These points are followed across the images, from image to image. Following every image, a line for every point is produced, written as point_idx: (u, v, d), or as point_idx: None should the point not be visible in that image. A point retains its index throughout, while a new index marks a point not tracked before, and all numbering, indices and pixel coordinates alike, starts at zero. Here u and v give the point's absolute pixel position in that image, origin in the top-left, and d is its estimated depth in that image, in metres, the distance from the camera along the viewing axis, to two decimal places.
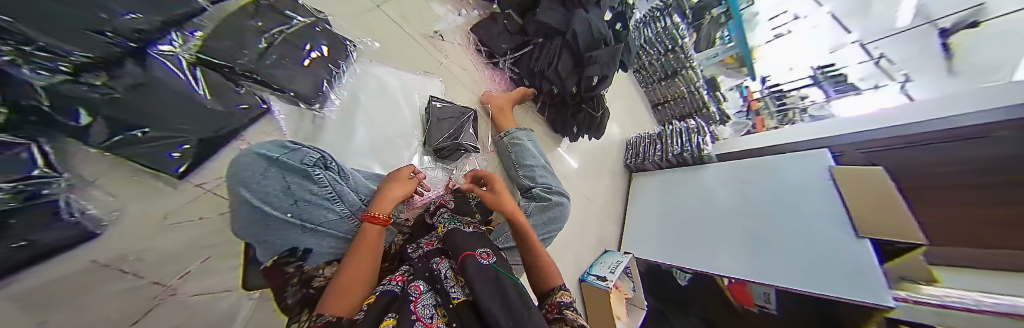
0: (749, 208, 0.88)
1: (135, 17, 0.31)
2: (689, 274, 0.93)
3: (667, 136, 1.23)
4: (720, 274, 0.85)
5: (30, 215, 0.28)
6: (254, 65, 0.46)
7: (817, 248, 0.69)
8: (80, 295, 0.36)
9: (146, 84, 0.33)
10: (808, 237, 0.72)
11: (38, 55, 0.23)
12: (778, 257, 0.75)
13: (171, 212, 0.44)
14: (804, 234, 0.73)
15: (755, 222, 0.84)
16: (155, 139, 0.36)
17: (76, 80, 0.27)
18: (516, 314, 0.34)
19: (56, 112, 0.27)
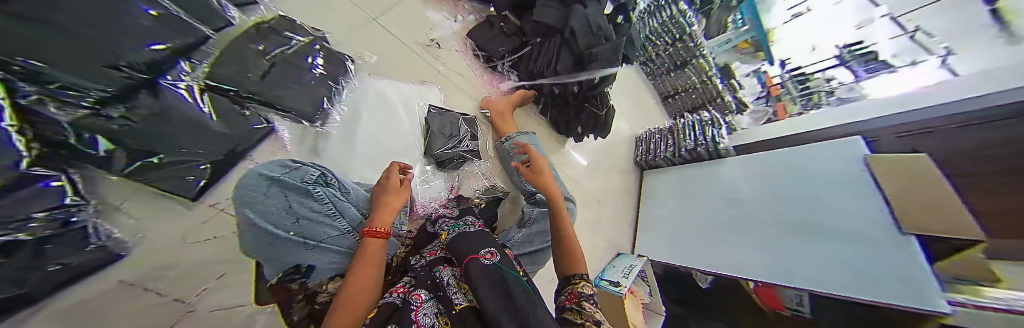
0: (779, 205, 0.81)
1: (161, 47, 0.34)
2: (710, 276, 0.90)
3: (681, 131, 1.18)
4: (744, 277, 0.79)
5: (60, 242, 0.30)
6: (256, 87, 0.48)
7: (857, 248, 0.61)
8: (106, 315, 0.37)
9: (158, 114, 0.36)
10: (847, 235, 0.64)
11: (64, 94, 0.26)
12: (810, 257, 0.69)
13: (190, 232, 0.45)
14: (843, 232, 0.65)
15: (786, 220, 0.78)
16: (169, 163, 0.39)
17: (96, 113, 0.30)
18: (522, 314, 0.32)
19: (81, 145, 0.29)
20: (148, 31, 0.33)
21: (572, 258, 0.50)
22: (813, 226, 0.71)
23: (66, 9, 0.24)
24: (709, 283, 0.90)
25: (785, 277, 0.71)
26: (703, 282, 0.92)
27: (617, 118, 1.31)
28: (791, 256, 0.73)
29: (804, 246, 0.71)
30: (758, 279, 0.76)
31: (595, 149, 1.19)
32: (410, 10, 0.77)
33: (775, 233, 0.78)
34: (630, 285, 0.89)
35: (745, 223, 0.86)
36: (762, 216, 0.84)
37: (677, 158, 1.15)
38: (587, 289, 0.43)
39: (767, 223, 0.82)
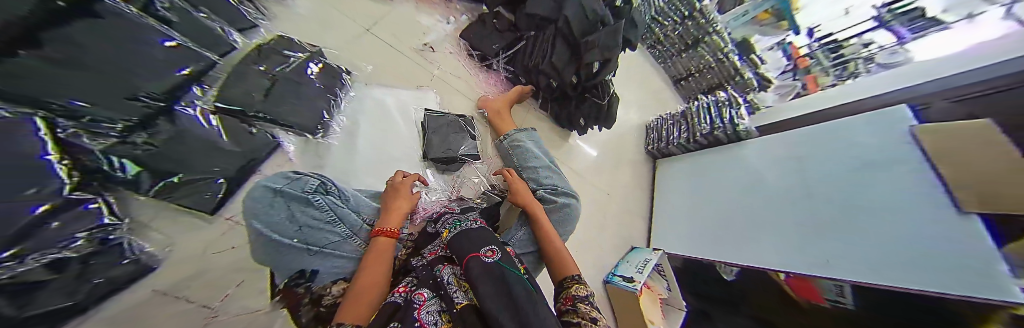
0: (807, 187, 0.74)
1: (185, 71, 0.42)
2: (735, 268, 0.81)
3: (692, 115, 1.11)
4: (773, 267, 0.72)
5: (103, 256, 0.35)
6: (260, 105, 0.51)
7: (896, 229, 0.54)
8: (144, 320, 0.41)
9: (175, 137, 0.41)
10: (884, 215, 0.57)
11: (95, 125, 0.32)
12: (840, 244, 0.62)
13: (211, 244, 0.49)
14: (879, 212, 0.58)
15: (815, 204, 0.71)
16: (191, 180, 0.43)
17: (123, 141, 0.35)
18: (523, 312, 0.32)
19: (111, 170, 0.35)
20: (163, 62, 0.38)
21: (562, 263, 0.53)
22: (844, 208, 0.65)
23: (93, 50, 0.29)
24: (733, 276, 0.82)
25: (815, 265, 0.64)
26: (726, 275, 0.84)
27: (625, 106, 1.26)
28: (820, 243, 0.66)
29: (834, 230, 0.64)
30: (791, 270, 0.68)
31: (602, 141, 1.15)
32: (401, 16, 0.78)
33: (804, 219, 0.72)
34: (645, 281, 0.86)
35: (770, 210, 0.80)
36: (790, 201, 0.77)
37: (692, 143, 1.09)
38: (582, 290, 0.44)
39: (795, 209, 0.75)
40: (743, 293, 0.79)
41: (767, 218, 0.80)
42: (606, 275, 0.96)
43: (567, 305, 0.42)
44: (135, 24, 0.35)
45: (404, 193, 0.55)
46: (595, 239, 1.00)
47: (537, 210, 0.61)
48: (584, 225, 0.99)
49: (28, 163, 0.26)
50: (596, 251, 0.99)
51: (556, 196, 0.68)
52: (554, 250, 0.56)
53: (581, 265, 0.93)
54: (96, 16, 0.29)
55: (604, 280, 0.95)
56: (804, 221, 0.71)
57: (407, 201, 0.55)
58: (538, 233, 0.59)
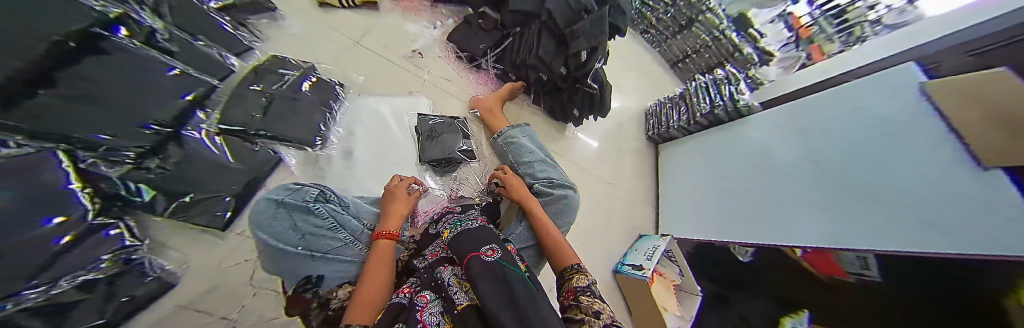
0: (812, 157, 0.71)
1: (191, 95, 0.45)
2: (750, 248, 0.77)
3: (690, 96, 1.09)
4: (792, 244, 0.68)
5: (125, 277, 0.38)
6: (260, 123, 0.54)
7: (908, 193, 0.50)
8: None
9: (184, 160, 0.44)
10: (890, 177, 0.54)
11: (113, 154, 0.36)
12: (856, 214, 0.58)
13: (225, 258, 0.51)
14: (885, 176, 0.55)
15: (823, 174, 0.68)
16: (201, 199, 0.46)
17: (138, 166, 0.39)
18: (523, 310, 0.32)
19: (129, 193, 0.39)
20: (167, 90, 0.41)
21: (563, 253, 0.54)
22: (851, 174, 0.62)
23: (104, 87, 0.31)
24: (750, 257, 0.78)
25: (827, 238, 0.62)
26: (743, 256, 0.80)
27: (622, 94, 1.24)
28: (833, 215, 0.62)
29: (845, 199, 0.61)
30: (811, 245, 0.64)
31: (601, 131, 1.14)
32: (389, 26, 0.80)
33: (813, 192, 0.68)
34: (654, 267, 0.83)
35: (782, 186, 0.76)
36: (800, 174, 0.73)
37: (693, 125, 1.06)
38: (584, 281, 0.45)
39: (807, 182, 0.71)
40: (757, 274, 0.77)
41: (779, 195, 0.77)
42: (615, 265, 0.95)
43: (571, 299, 0.42)
44: (141, 57, 0.37)
45: (402, 196, 0.57)
46: (601, 230, 0.99)
47: (533, 205, 0.62)
48: (589, 217, 0.98)
49: (54, 193, 0.29)
50: (603, 242, 0.97)
51: (553, 189, 0.68)
52: (555, 242, 0.56)
53: (589, 257, 0.92)
54: (102, 53, 0.31)
55: (613, 270, 0.94)
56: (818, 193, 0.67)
57: (405, 204, 0.56)
58: (537, 227, 0.59)
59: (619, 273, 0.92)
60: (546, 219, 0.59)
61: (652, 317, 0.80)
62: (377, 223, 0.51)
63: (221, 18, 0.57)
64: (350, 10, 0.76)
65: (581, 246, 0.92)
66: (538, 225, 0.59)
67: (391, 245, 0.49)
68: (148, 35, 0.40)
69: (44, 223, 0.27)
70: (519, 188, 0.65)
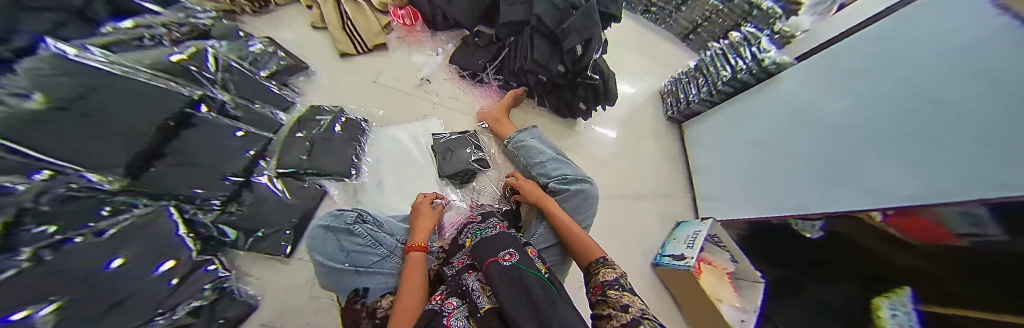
0: (830, 110, 0.65)
1: (253, 151, 0.58)
2: (820, 221, 0.61)
3: (707, 66, 1.03)
4: (871, 208, 0.51)
5: (220, 302, 0.50)
6: (306, 163, 0.65)
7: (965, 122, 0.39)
8: None
9: (255, 202, 0.57)
10: (904, 121, 0.48)
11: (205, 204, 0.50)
12: (919, 158, 0.45)
13: (291, 280, 0.59)
14: (900, 122, 0.49)
15: (844, 128, 0.60)
16: (270, 232, 0.58)
17: (224, 212, 0.53)
18: (541, 313, 0.34)
19: (218, 233, 0.52)
20: (235, 148, 0.53)
21: (587, 249, 0.53)
22: (863, 122, 0.56)
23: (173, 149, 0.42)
24: (819, 233, 0.61)
25: (859, 196, 0.55)
26: (811, 233, 0.63)
27: (631, 79, 1.23)
28: (861, 171, 0.55)
29: (872, 154, 0.53)
30: (900, 207, 0.46)
31: (615, 120, 1.11)
32: (398, 62, 0.90)
33: (845, 146, 0.59)
34: (698, 255, 0.75)
35: (821, 145, 0.65)
36: (839, 127, 0.62)
37: (717, 95, 0.97)
38: (611, 274, 0.44)
39: (850, 133, 0.59)
40: (821, 257, 0.59)
41: (817, 156, 0.65)
42: (654, 258, 0.89)
43: (598, 295, 0.42)
44: (218, 124, 0.48)
45: (428, 212, 0.62)
46: (630, 222, 0.94)
47: (551, 204, 0.62)
48: (614, 210, 0.94)
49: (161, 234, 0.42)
50: (635, 234, 0.92)
51: (569, 185, 0.68)
52: (576, 238, 0.56)
53: (621, 251, 0.88)
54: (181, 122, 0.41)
55: (653, 264, 0.88)
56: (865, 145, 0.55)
57: (431, 218, 0.61)
58: (558, 226, 0.59)
59: (660, 266, 0.86)
60: (564, 216, 0.59)
61: (707, 311, 0.72)
62: (408, 237, 0.56)
63: (270, 83, 0.70)
64: (365, 54, 0.87)
65: (611, 241, 0.88)
66: (557, 223, 0.59)
67: (422, 256, 0.53)
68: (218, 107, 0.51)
69: (155, 271, 0.40)
70: (534, 191, 0.67)
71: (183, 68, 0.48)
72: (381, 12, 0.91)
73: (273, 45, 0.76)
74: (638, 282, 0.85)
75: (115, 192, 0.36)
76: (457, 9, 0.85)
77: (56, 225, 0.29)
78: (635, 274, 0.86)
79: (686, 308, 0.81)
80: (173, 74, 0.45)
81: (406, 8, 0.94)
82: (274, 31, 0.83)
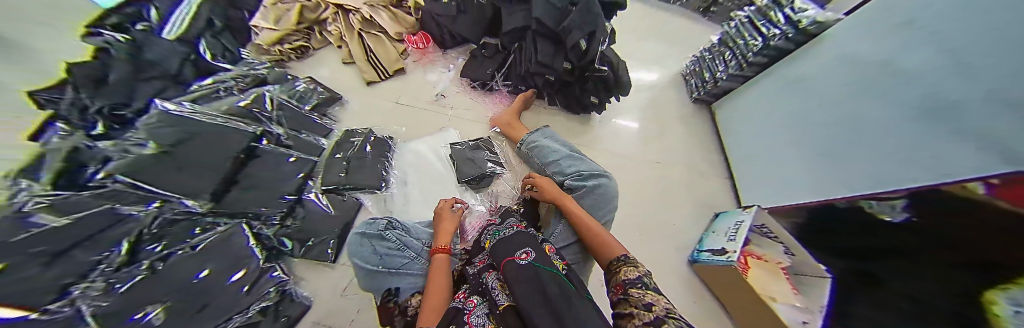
0: (865, 72, 0.57)
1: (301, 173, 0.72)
2: (903, 200, 0.46)
3: (733, 38, 0.96)
4: (958, 179, 0.38)
5: (278, 303, 0.59)
6: (344, 179, 0.74)
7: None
8: None
9: (305, 216, 0.69)
10: (951, 75, 0.41)
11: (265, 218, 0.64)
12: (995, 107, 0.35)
13: (337, 283, 0.67)
14: (941, 76, 0.43)
15: (888, 90, 0.52)
16: (317, 241, 0.67)
17: (282, 225, 0.66)
18: (557, 308, 0.30)
19: (278, 243, 0.65)
20: (278, 168, 0.69)
21: (606, 247, 0.50)
22: (903, 81, 0.49)
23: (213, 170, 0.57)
24: (904, 215, 0.46)
25: (908, 167, 0.47)
26: (893, 217, 0.49)
27: (648, 65, 1.19)
28: (910, 137, 0.47)
29: (919, 115, 0.46)
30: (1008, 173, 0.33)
31: (634, 110, 1.06)
32: (415, 82, 0.99)
33: (886, 110, 0.52)
34: (742, 249, 0.66)
35: (870, 109, 0.55)
36: (889, 84, 0.52)
37: (749, 67, 0.88)
38: (633, 272, 0.39)
39: (903, 90, 0.49)
40: (900, 243, 0.47)
41: (869, 121, 0.55)
42: (690, 254, 0.81)
43: (620, 294, 0.37)
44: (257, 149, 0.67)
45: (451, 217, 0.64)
46: (660, 215, 0.87)
47: (568, 202, 0.60)
48: (640, 204, 0.88)
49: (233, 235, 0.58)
50: (667, 229, 0.85)
51: (585, 180, 0.66)
52: (595, 236, 0.53)
53: (652, 248, 0.82)
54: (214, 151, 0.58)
55: (689, 261, 0.80)
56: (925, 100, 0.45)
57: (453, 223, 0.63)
58: (575, 224, 0.57)
59: (697, 262, 0.78)
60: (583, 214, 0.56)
61: (758, 312, 0.62)
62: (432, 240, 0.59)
63: (312, 115, 0.83)
64: (387, 79, 0.98)
65: (640, 237, 0.83)
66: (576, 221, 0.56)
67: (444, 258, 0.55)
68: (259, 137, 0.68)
69: (228, 280, 0.53)
70: (550, 190, 0.65)
71: (245, 110, 0.69)
72: (397, 40, 1.01)
73: (314, 83, 0.90)
74: (674, 280, 0.78)
75: (204, 214, 0.57)
76: (463, 26, 0.92)
77: (166, 243, 0.50)
78: (671, 272, 0.79)
79: (733, 309, 0.71)
80: (238, 116, 0.67)
81: (418, 33, 1.04)
82: (313, 71, 0.97)
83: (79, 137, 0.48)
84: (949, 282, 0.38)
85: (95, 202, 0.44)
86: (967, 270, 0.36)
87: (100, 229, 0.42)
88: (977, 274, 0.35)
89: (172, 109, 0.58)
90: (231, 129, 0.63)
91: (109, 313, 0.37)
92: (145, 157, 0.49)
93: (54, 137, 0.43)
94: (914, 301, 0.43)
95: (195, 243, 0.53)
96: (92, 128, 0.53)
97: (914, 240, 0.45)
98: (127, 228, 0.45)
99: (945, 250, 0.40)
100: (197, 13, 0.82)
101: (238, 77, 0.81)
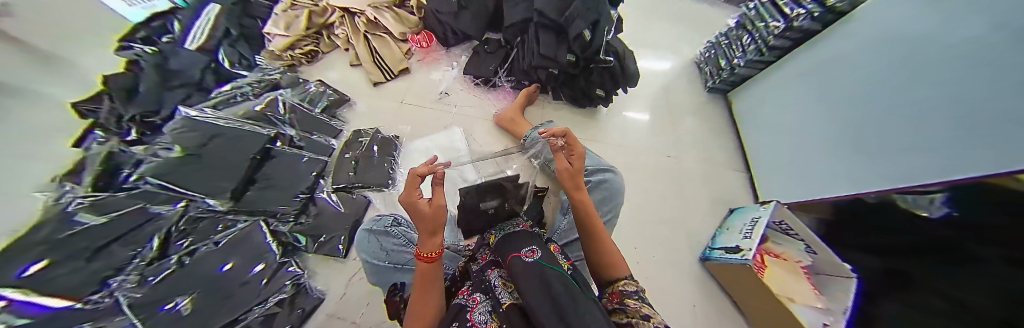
0: (900, 50, 0.52)
1: (314, 172, 0.74)
2: (942, 193, 0.42)
3: (752, 21, 0.90)
4: (998, 172, 0.34)
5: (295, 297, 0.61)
6: (353, 177, 0.76)
7: None
8: None
9: (317, 213, 0.72)
10: (984, 52, 0.37)
11: (277, 218, 0.66)
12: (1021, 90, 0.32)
13: (348, 276, 0.70)
14: (977, 51, 0.38)
15: (921, 70, 0.47)
16: (329, 238, 0.70)
17: (296, 222, 0.69)
18: (564, 308, 0.25)
19: (291, 241, 0.67)
20: (293, 168, 0.72)
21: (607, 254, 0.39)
22: (937, 60, 0.44)
23: (229, 171, 0.59)
24: (944, 210, 0.42)
25: (943, 155, 0.43)
26: (930, 212, 0.44)
27: (659, 55, 1.14)
28: (944, 123, 0.43)
29: (952, 96, 0.42)
30: None
31: (642, 103, 1.02)
32: (420, 81, 1.00)
33: (919, 92, 0.47)
34: (759, 247, 0.63)
35: (900, 93, 0.51)
36: (919, 64, 0.48)
37: (770, 52, 0.83)
38: (631, 286, 0.32)
39: (932, 70, 0.45)
40: (941, 241, 0.42)
41: (899, 106, 0.51)
42: (703, 251, 0.78)
43: (614, 304, 0.31)
44: (272, 151, 0.70)
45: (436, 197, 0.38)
46: (671, 211, 0.84)
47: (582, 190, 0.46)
48: (650, 200, 0.85)
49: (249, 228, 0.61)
50: (678, 225, 0.82)
51: (591, 175, 0.65)
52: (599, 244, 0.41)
53: (662, 245, 0.79)
54: (238, 161, 0.61)
55: (702, 258, 0.77)
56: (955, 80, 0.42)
57: (441, 209, 0.38)
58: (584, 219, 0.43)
59: (710, 260, 0.74)
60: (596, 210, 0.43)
61: (778, 314, 0.58)
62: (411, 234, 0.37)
63: (322, 117, 0.85)
64: (392, 80, 1.00)
65: (648, 234, 0.80)
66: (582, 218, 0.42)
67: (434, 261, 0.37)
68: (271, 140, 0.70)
69: (250, 272, 0.56)
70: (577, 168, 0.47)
71: (261, 114, 0.74)
72: (401, 41, 1.03)
73: (324, 85, 0.93)
74: (685, 278, 0.75)
75: (225, 212, 0.60)
76: (466, 22, 0.92)
77: (191, 240, 0.55)
78: (681, 270, 0.76)
79: (749, 309, 0.67)
80: (254, 119, 0.72)
81: (422, 32, 1.05)
82: (323, 75, 1.00)
83: (115, 143, 0.55)
84: (985, 280, 0.35)
85: (132, 200, 0.49)
86: (999, 266, 0.33)
87: (137, 223, 0.47)
88: (1012, 271, 0.31)
89: (195, 114, 0.62)
90: (250, 132, 0.66)
91: (144, 303, 0.41)
92: (172, 160, 0.54)
93: (95, 144, 0.52)
94: (948, 302, 0.39)
95: (220, 239, 0.57)
96: (127, 135, 0.59)
97: (953, 236, 0.40)
98: (158, 224, 0.50)
99: (982, 245, 0.36)
100: (214, 23, 0.86)
101: (254, 83, 0.85)
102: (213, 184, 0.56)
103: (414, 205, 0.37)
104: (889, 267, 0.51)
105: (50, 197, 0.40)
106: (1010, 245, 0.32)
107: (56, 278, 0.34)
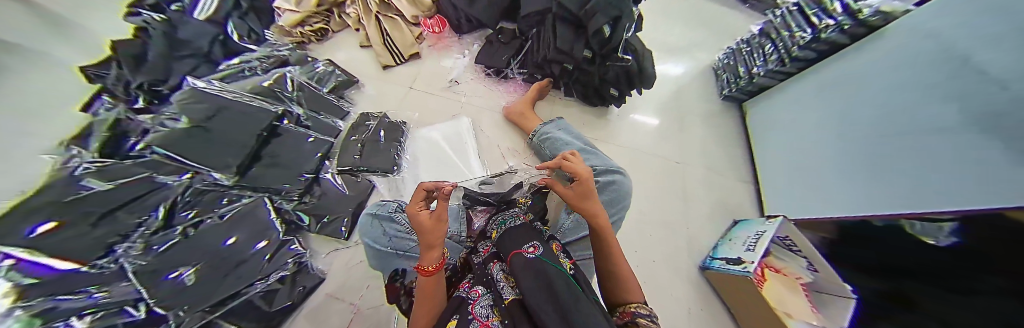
0: (926, 69, 0.50)
1: (319, 153, 0.74)
2: (952, 222, 0.41)
3: (777, 29, 0.87)
4: (1012, 206, 0.33)
5: (295, 276, 0.62)
6: (358, 160, 0.76)
7: None
8: (320, 314, 0.64)
9: (321, 193, 0.72)
10: (1009, 77, 0.36)
11: (278, 198, 0.67)
12: None
13: (350, 258, 0.70)
14: (1001, 75, 0.37)
15: (944, 93, 0.46)
16: (331, 219, 0.70)
17: (299, 201, 0.69)
18: (565, 308, 0.24)
19: (292, 219, 0.68)
20: (300, 147, 0.72)
21: (615, 274, 0.38)
22: (964, 81, 0.43)
23: (235, 146, 0.58)
24: (951, 239, 0.41)
25: (961, 180, 0.41)
26: (937, 240, 0.43)
27: (675, 57, 1.11)
28: (960, 149, 0.42)
29: (975, 121, 0.40)
30: None
31: (654, 105, 1.00)
32: (430, 68, 0.98)
33: (942, 115, 0.45)
34: (761, 260, 0.61)
35: (919, 114, 0.49)
36: (941, 86, 0.46)
37: (792, 63, 0.80)
38: (643, 308, 0.32)
39: (953, 94, 0.44)
40: (942, 268, 0.42)
41: (917, 128, 0.50)
42: (703, 260, 0.78)
43: (624, 322, 0.31)
44: (280, 130, 0.70)
45: (436, 210, 0.38)
46: (673, 216, 0.84)
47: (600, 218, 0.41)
48: (655, 204, 0.85)
49: (252, 204, 0.61)
50: (679, 231, 0.82)
51: (598, 176, 0.64)
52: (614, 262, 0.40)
53: (661, 249, 0.79)
54: (246, 137, 0.61)
55: (701, 267, 0.77)
56: (976, 106, 0.40)
57: (441, 222, 0.37)
58: (598, 238, 0.42)
59: (710, 269, 0.74)
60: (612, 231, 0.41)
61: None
62: (422, 254, 0.35)
63: (330, 97, 0.86)
64: (403, 64, 0.98)
65: (649, 238, 0.80)
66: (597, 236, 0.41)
67: (434, 278, 0.35)
68: (278, 118, 0.69)
69: (252, 248, 0.56)
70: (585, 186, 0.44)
71: (269, 89, 0.71)
72: (413, 24, 1.01)
73: (332, 65, 0.92)
74: (682, 284, 0.75)
75: (230, 187, 0.61)
76: (481, 10, 0.90)
77: (197, 211, 0.55)
78: (679, 275, 0.76)
79: (740, 317, 0.69)
80: (261, 94, 0.69)
81: (434, 17, 1.02)
82: (332, 54, 0.99)
83: (122, 109, 0.54)
84: (983, 310, 0.34)
85: (139, 169, 0.49)
86: (995, 296, 0.33)
87: (145, 191, 0.47)
88: (1011, 303, 0.31)
89: (203, 86, 0.61)
90: (257, 108, 0.65)
91: (149, 271, 0.41)
92: (178, 131, 0.53)
93: (103, 110, 0.51)
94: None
95: (223, 212, 0.57)
96: (135, 102, 0.58)
97: (958, 263, 0.40)
98: (163, 195, 0.50)
99: (986, 274, 0.36)
100: None
101: (262, 58, 0.83)
102: (219, 159, 0.55)
103: (415, 217, 0.37)
104: (893, 291, 0.49)
105: (57, 160, 0.39)
106: (1016, 277, 0.31)
107: (64, 242, 0.34)
